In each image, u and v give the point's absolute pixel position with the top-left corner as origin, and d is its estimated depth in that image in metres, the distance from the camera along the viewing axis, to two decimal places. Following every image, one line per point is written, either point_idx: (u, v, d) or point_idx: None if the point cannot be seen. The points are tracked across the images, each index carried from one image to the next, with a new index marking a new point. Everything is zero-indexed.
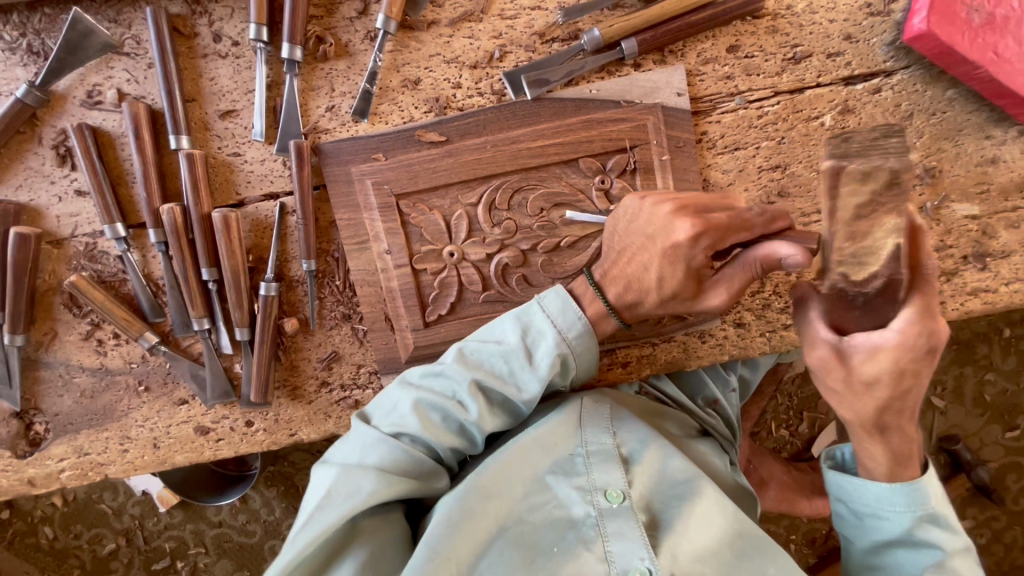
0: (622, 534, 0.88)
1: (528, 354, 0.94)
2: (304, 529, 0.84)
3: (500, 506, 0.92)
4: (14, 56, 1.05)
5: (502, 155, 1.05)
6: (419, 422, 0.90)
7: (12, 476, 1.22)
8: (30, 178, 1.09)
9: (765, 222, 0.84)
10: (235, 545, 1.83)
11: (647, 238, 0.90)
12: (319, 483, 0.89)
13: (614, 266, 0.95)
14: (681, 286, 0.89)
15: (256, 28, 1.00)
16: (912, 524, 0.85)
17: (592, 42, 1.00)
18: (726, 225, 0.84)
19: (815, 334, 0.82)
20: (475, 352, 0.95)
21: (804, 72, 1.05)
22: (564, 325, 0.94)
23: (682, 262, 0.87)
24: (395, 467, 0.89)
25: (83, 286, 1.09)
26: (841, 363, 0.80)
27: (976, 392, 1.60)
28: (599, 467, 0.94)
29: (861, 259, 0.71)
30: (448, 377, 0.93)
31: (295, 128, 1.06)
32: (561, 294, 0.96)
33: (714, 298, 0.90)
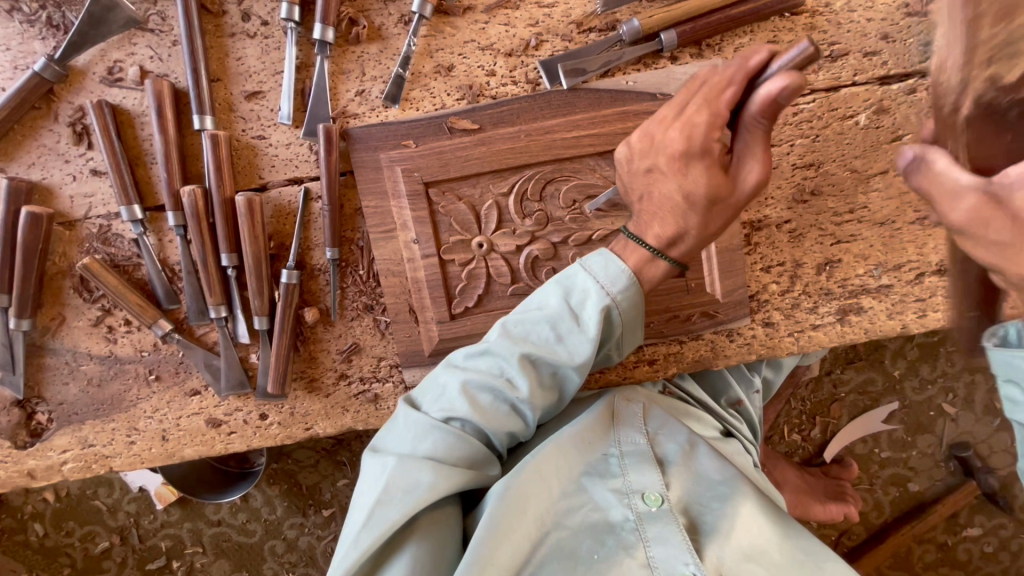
0: (663, 539, 0.86)
1: (574, 317, 0.89)
2: (363, 530, 0.81)
3: (538, 512, 0.88)
4: (33, 29, 1.02)
5: (535, 145, 1.02)
6: (469, 405, 0.87)
7: (11, 468, 1.17)
8: (44, 156, 1.05)
9: (741, 67, 0.77)
10: (234, 545, 1.77)
11: (653, 168, 0.87)
12: (373, 475, 0.86)
13: (642, 210, 0.91)
14: (710, 185, 0.83)
15: (287, 6, 0.97)
16: None
17: (631, 33, 0.98)
18: (710, 101, 0.80)
19: (955, 186, 0.71)
20: (519, 323, 0.91)
21: (841, 70, 1.04)
22: (608, 280, 0.89)
23: (699, 163, 0.83)
24: (450, 455, 0.86)
25: (96, 269, 1.04)
26: (998, 209, 0.67)
27: (988, 399, 1.61)
28: (634, 468, 0.93)
29: (1009, 56, 0.69)
30: (494, 353, 0.90)
31: (323, 113, 1.03)
32: (604, 254, 0.92)
33: (752, 173, 0.83)
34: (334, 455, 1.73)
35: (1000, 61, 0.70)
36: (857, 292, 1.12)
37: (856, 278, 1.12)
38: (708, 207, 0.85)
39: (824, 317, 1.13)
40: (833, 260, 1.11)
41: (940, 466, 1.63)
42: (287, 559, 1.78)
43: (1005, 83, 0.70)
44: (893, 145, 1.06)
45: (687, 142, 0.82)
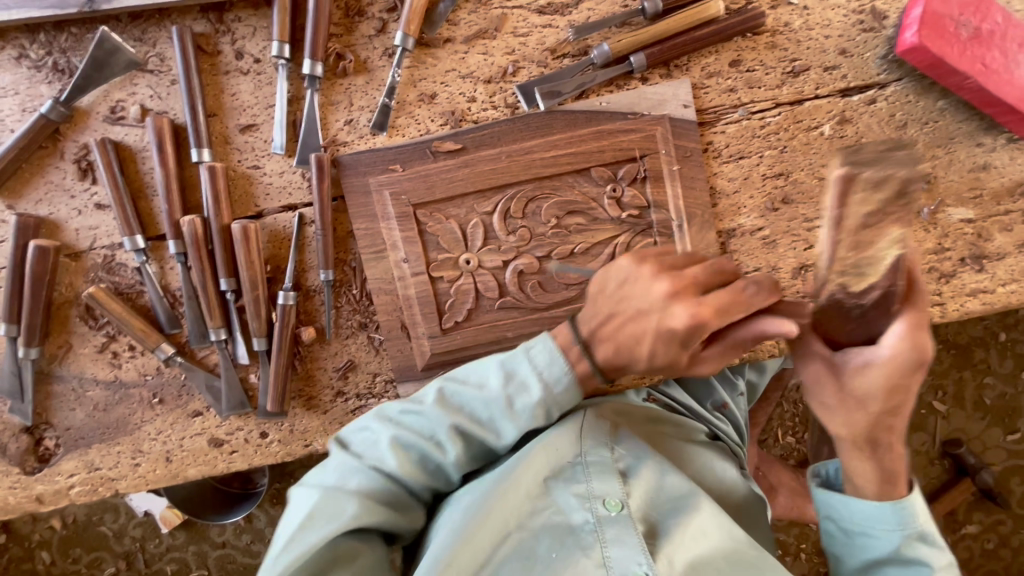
0: (620, 540, 0.89)
1: (508, 404, 0.90)
2: (285, 549, 0.82)
3: (501, 513, 0.90)
4: (39, 74, 1.08)
5: (516, 165, 1.08)
6: (395, 460, 0.89)
7: (20, 493, 1.20)
8: (51, 192, 1.11)
9: (758, 299, 0.85)
10: (239, 566, 1.79)
11: (627, 284, 0.90)
12: (298, 504, 0.88)
13: (605, 273, 0.94)
14: (670, 355, 0.89)
15: (278, 45, 1.03)
16: (902, 543, 0.85)
17: (602, 56, 1.05)
18: (719, 307, 0.84)
19: (810, 349, 0.85)
20: (456, 395, 0.92)
21: (803, 84, 1.10)
22: (550, 377, 0.90)
23: (673, 344, 0.88)
24: (374, 496, 0.88)
25: (101, 297, 1.10)
26: (832, 378, 0.83)
27: (976, 396, 1.63)
28: (599, 476, 0.95)
29: (862, 268, 0.74)
30: (427, 416, 0.91)
31: (314, 142, 1.08)
32: (549, 343, 0.92)
33: (700, 368, 0.93)
34: None
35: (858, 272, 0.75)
36: None
37: None
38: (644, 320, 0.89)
39: None
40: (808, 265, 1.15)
41: (934, 464, 1.65)
42: None
43: (851, 291, 0.77)
44: None
45: (685, 333, 0.86)
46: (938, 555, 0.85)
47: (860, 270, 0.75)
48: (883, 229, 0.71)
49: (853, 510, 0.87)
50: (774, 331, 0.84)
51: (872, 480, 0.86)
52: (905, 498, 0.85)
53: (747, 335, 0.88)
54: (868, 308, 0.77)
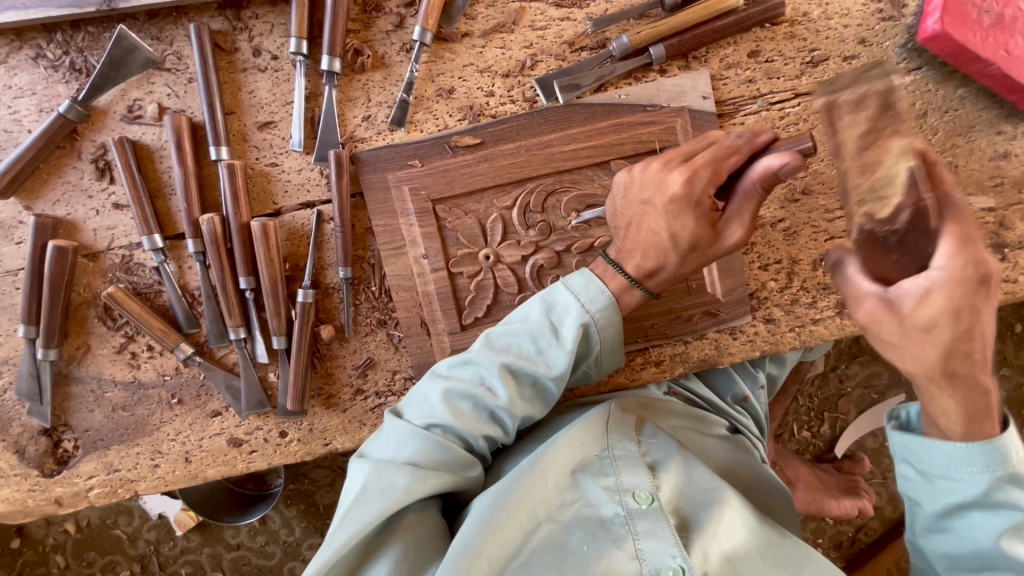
0: (652, 533, 0.88)
1: (554, 330, 0.93)
2: (340, 527, 0.83)
3: (531, 505, 0.91)
4: (57, 73, 1.08)
5: (535, 159, 1.08)
6: (449, 411, 0.91)
7: (39, 496, 1.19)
8: (69, 192, 1.11)
9: (749, 140, 0.85)
10: (253, 568, 1.78)
11: (646, 203, 0.89)
12: (354, 479, 0.89)
13: (628, 238, 0.94)
14: (696, 233, 0.86)
15: (296, 41, 1.03)
16: (991, 486, 0.77)
17: (621, 49, 1.04)
18: (715, 159, 0.85)
19: (860, 291, 0.79)
20: (501, 336, 0.95)
21: (822, 74, 1.09)
22: (587, 299, 0.93)
23: (688, 210, 0.85)
24: (428, 461, 0.89)
25: (119, 297, 1.09)
26: (891, 313, 0.76)
27: (994, 388, 1.62)
28: (627, 469, 0.95)
29: (880, 190, 0.77)
30: (475, 363, 0.93)
31: (332, 139, 1.08)
32: (583, 273, 0.96)
33: (732, 236, 0.87)
34: None
35: (870, 202, 0.79)
36: None
37: None
38: (687, 252, 0.88)
39: (823, 312, 1.16)
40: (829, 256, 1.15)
41: None
42: None
43: (876, 217, 0.78)
44: None
45: (688, 187, 0.85)
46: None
47: (881, 194, 0.77)
48: (882, 147, 0.76)
49: (936, 453, 0.80)
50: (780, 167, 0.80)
51: (958, 418, 0.78)
52: (998, 437, 0.77)
53: (757, 188, 0.83)
54: (900, 231, 0.77)
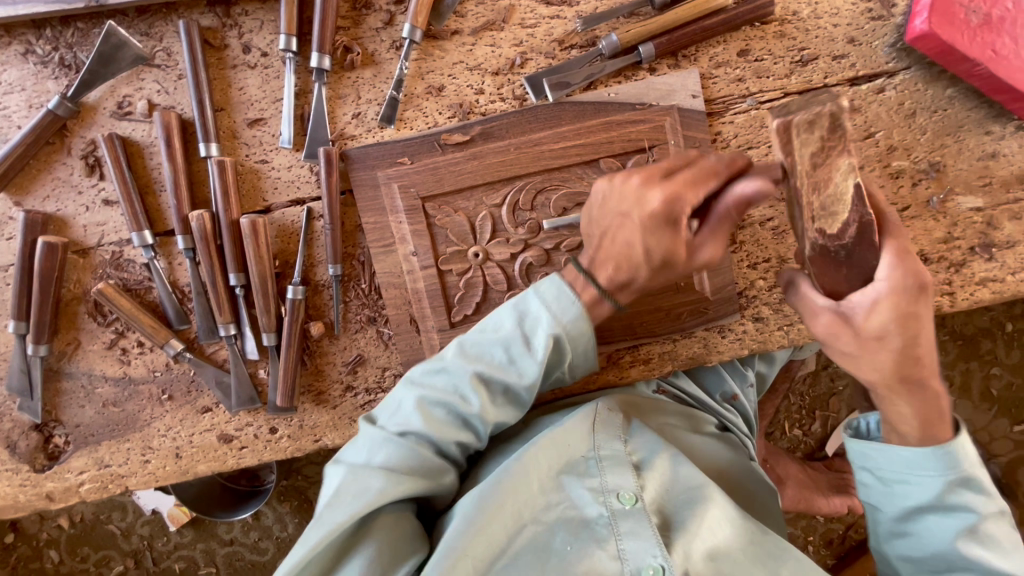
0: (635, 533, 0.88)
1: (526, 342, 0.92)
2: (314, 530, 0.84)
3: (516, 506, 0.92)
4: (46, 69, 1.08)
5: (525, 157, 1.08)
6: (422, 419, 0.91)
7: (30, 491, 1.20)
8: (59, 188, 1.11)
9: (726, 161, 0.86)
10: (247, 563, 1.79)
11: (624, 215, 0.87)
12: (330, 481, 0.90)
13: (601, 248, 0.91)
14: (668, 248, 0.86)
15: (286, 38, 1.03)
16: (945, 488, 0.84)
17: (610, 47, 1.05)
18: (693, 180, 0.84)
19: (814, 305, 0.85)
20: (474, 345, 0.94)
21: (812, 73, 1.09)
22: (560, 311, 0.91)
23: (662, 227, 0.85)
24: (399, 466, 0.89)
25: (110, 293, 1.09)
26: (846, 326, 0.82)
27: (984, 386, 1.63)
28: (612, 470, 0.96)
29: (831, 208, 0.82)
30: (448, 372, 0.93)
31: (322, 136, 1.08)
32: (557, 281, 0.94)
33: (703, 258, 0.88)
34: None
35: (821, 218, 0.83)
36: None
37: None
38: (659, 267, 0.88)
39: None
40: None
41: None
42: None
43: (829, 233, 0.83)
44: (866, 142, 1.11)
45: (668, 208, 0.84)
46: (985, 502, 0.83)
47: (829, 210, 0.82)
48: (835, 160, 0.80)
49: (892, 458, 0.87)
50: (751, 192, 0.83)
51: (913, 424, 0.85)
52: (953, 443, 0.84)
53: (731, 211, 0.85)
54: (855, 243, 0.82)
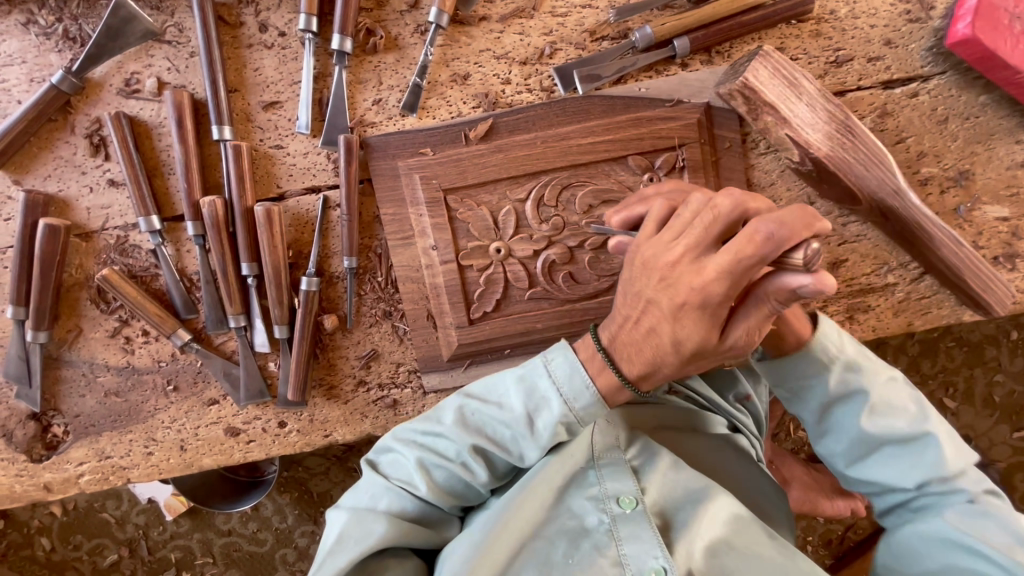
0: (635, 536, 0.87)
1: (531, 422, 0.86)
2: (317, 574, 0.82)
3: (518, 524, 0.88)
4: (49, 41, 1.02)
5: (551, 151, 1.04)
6: (422, 486, 0.87)
7: (27, 481, 1.16)
8: (61, 168, 1.06)
9: (777, 243, 0.65)
10: (245, 554, 1.76)
11: (650, 301, 0.76)
12: (333, 525, 0.87)
13: (622, 332, 0.82)
14: (699, 342, 0.75)
15: (306, 18, 0.98)
16: (837, 380, 0.89)
17: (644, 40, 1.01)
18: (731, 268, 0.68)
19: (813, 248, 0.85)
20: (477, 414, 0.89)
21: (846, 75, 1.07)
22: (570, 394, 0.84)
23: (695, 320, 0.74)
24: (403, 514, 0.87)
25: (114, 280, 1.04)
26: None
27: (986, 392, 1.63)
28: (611, 476, 0.92)
29: None
30: (448, 439, 0.88)
31: (341, 123, 1.04)
32: (568, 355, 0.86)
33: (740, 339, 0.76)
34: (345, 461, 1.72)
35: None
36: (865, 291, 1.15)
37: (864, 277, 1.15)
38: (688, 358, 0.78)
39: (833, 316, 1.16)
40: (842, 260, 1.14)
41: None
42: (299, 567, 1.76)
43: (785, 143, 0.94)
44: (897, 147, 1.09)
45: (698, 297, 0.72)
46: (878, 379, 0.89)
47: None
48: None
49: (794, 371, 0.90)
50: (805, 287, 0.67)
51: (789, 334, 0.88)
52: (811, 337, 0.89)
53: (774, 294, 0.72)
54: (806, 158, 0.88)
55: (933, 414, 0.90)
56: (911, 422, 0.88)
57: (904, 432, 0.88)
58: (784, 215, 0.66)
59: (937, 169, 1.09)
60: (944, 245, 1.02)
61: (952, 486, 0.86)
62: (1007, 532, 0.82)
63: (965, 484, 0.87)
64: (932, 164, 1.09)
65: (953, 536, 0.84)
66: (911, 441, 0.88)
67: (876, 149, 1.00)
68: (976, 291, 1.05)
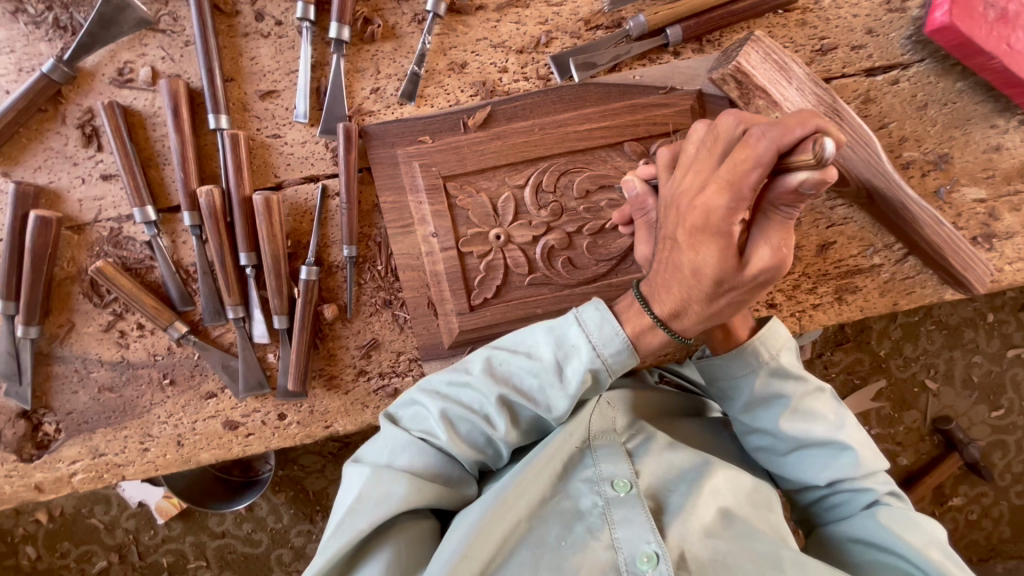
0: (628, 520, 0.86)
1: (559, 370, 0.85)
2: (333, 536, 0.82)
3: (517, 506, 0.88)
4: (39, 30, 1.01)
5: (549, 138, 1.06)
6: (446, 435, 0.86)
7: (17, 482, 1.13)
8: (51, 159, 1.04)
9: (771, 142, 0.64)
10: (239, 556, 1.73)
11: (671, 239, 0.78)
12: (351, 484, 0.87)
13: (658, 274, 0.82)
14: (717, 264, 0.74)
15: (303, 6, 0.98)
16: (758, 385, 0.93)
17: (637, 28, 1.03)
18: (731, 181, 0.68)
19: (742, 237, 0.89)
20: (504, 363, 0.88)
21: (831, 62, 1.11)
22: (600, 342, 0.83)
23: (712, 242, 0.73)
24: (424, 473, 0.87)
25: (109, 272, 1.03)
26: None
27: (966, 373, 1.68)
28: (605, 459, 0.93)
29: None
30: (475, 389, 0.88)
31: (339, 111, 1.04)
32: (598, 306, 0.85)
33: (762, 257, 0.73)
34: (341, 458, 1.71)
35: None
36: (853, 272, 1.19)
37: (852, 259, 1.19)
38: (713, 288, 0.76)
39: (823, 297, 1.19)
40: (830, 242, 1.18)
41: (924, 439, 1.70)
42: (295, 568, 1.74)
43: None
44: (880, 132, 1.13)
45: (705, 219, 0.72)
46: (800, 385, 0.93)
47: None
48: None
49: (724, 371, 0.94)
50: (809, 185, 0.65)
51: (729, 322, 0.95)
52: (744, 342, 0.92)
53: (784, 200, 0.69)
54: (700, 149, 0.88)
55: (848, 420, 0.94)
56: (827, 427, 0.92)
57: (819, 436, 0.91)
58: (781, 118, 0.65)
59: (918, 153, 1.14)
60: (926, 223, 1.06)
61: (863, 486, 0.91)
62: (921, 531, 0.85)
63: (873, 483, 0.91)
64: (913, 148, 1.14)
65: (871, 537, 0.87)
66: (827, 444, 0.92)
67: (862, 131, 1.03)
68: (957, 269, 1.09)
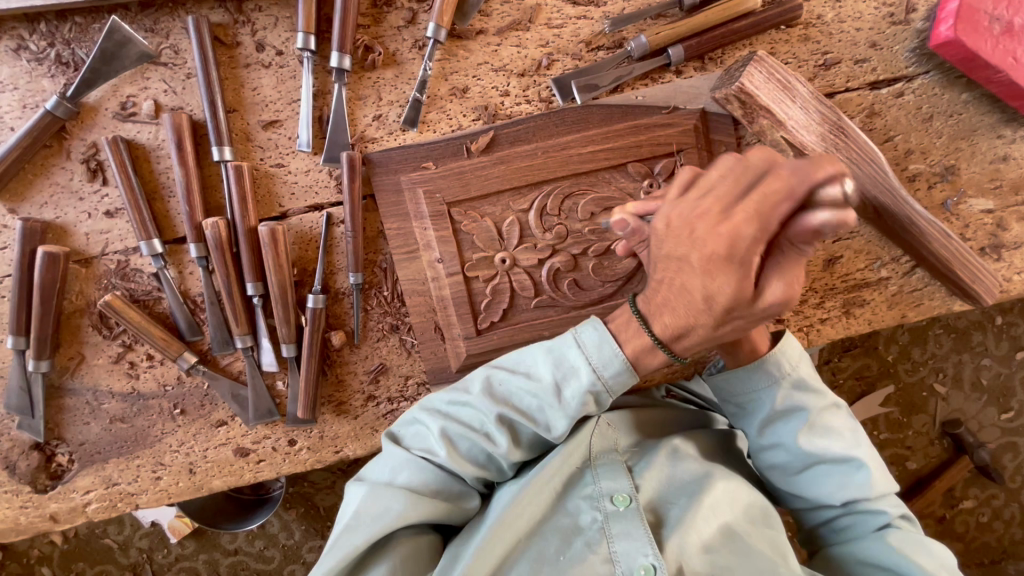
0: (627, 534, 0.85)
1: (558, 391, 0.84)
2: (330, 552, 0.83)
3: (515, 524, 0.88)
4: (41, 67, 1.01)
5: (552, 162, 1.06)
6: (444, 452, 0.86)
7: (32, 513, 1.14)
8: (57, 194, 1.04)
9: (804, 177, 0.62)
10: (252, 573, 1.74)
11: (681, 259, 0.76)
12: (350, 501, 0.88)
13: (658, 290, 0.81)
14: (733, 294, 0.73)
15: (304, 36, 0.98)
16: (779, 399, 0.92)
17: (639, 49, 1.03)
18: (759, 211, 0.67)
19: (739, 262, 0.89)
20: (504, 384, 0.87)
21: (834, 77, 1.10)
22: (599, 363, 0.82)
23: (730, 272, 0.72)
24: (423, 489, 0.86)
25: (118, 305, 1.03)
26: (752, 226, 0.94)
27: (974, 376, 1.67)
28: (606, 475, 0.93)
29: None
30: (475, 407, 0.87)
31: (342, 139, 1.04)
32: (596, 326, 0.85)
33: (774, 292, 0.74)
34: (350, 474, 1.72)
35: None
36: (861, 285, 1.18)
37: (859, 272, 1.18)
38: (721, 316, 0.76)
39: (830, 312, 1.19)
40: (836, 257, 1.17)
41: (934, 443, 1.70)
42: None
43: None
44: (885, 146, 1.12)
45: (728, 248, 0.71)
46: (819, 400, 0.93)
47: None
48: None
49: (743, 383, 0.94)
50: (828, 227, 0.62)
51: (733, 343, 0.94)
52: (767, 354, 0.92)
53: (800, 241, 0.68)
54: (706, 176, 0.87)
55: (863, 439, 0.94)
56: (843, 444, 0.92)
57: (836, 453, 0.91)
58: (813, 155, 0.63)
59: (924, 165, 1.13)
60: (934, 238, 1.06)
61: (876, 506, 0.90)
62: (930, 554, 0.86)
63: (885, 504, 0.91)
64: (919, 161, 1.13)
65: (884, 557, 0.87)
66: (843, 462, 0.91)
67: (867, 148, 1.03)
68: (965, 282, 1.08)
